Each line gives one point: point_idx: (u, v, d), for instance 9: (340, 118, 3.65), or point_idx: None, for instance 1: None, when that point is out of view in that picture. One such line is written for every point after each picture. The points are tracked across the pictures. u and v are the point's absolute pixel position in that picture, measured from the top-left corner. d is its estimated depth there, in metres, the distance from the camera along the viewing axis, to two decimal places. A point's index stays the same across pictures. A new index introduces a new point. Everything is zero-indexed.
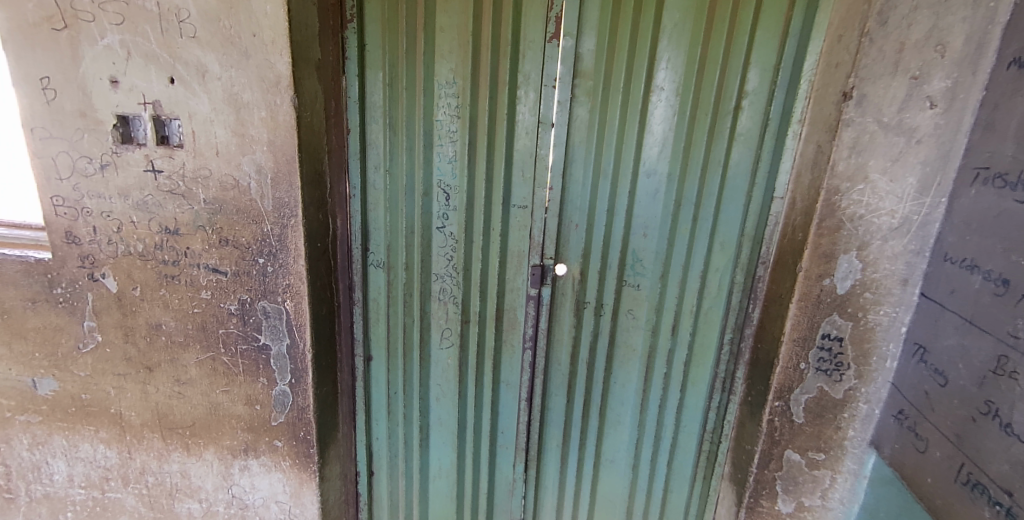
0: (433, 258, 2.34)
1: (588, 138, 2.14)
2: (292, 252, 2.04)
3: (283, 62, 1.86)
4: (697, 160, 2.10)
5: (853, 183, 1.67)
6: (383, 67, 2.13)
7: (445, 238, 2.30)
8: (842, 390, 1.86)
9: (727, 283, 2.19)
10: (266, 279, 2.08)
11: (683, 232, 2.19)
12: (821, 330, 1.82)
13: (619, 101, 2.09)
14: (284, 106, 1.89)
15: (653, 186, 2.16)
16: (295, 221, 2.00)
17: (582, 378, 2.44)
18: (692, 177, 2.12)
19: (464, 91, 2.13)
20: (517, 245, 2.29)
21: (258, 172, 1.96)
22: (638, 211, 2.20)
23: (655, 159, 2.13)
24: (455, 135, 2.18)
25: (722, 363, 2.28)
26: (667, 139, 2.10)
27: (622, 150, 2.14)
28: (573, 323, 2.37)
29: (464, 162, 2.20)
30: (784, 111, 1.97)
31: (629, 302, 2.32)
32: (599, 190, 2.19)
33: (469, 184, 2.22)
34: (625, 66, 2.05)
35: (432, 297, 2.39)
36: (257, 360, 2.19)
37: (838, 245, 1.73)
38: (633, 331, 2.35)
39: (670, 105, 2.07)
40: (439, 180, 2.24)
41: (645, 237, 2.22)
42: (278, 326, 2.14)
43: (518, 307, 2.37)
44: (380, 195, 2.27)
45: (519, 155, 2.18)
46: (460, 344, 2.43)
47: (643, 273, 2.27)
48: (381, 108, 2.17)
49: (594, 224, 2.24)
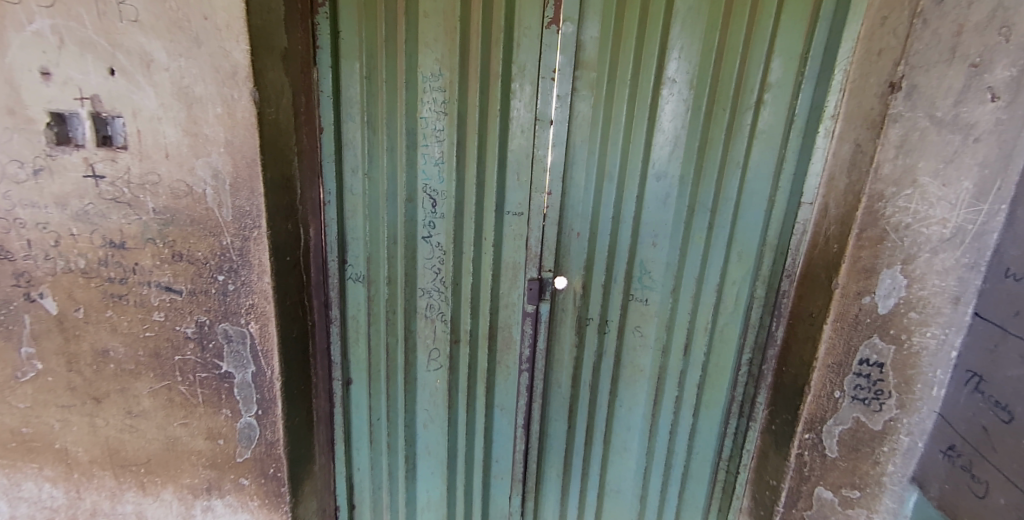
0: (419, 271, 2.11)
1: (591, 138, 1.91)
2: (256, 268, 1.79)
3: (239, 49, 1.60)
4: (713, 162, 1.88)
5: (900, 188, 1.46)
6: (360, 57, 1.89)
7: (432, 249, 2.07)
8: (881, 421, 1.64)
9: (745, 298, 1.97)
10: (227, 299, 1.83)
11: (697, 240, 1.96)
12: (859, 355, 1.60)
13: (625, 96, 1.86)
14: (243, 101, 1.63)
15: (664, 189, 1.93)
16: (259, 233, 1.75)
17: (585, 402, 2.21)
18: (707, 181, 1.90)
19: (451, 85, 1.89)
20: (511, 257, 2.06)
21: (214, 177, 1.69)
22: (646, 217, 1.97)
23: (666, 161, 1.90)
24: (442, 134, 1.94)
25: (739, 386, 2.06)
26: (679, 138, 1.87)
27: (629, 151, 1.92)
28: (575, 341, 2.14)
29: (453, 165, 1.96)
30: (814, 105, 1.74)
31: (636, 319, 2.10)
32: (603, 195, 1.97)
33: (457, 189, 1.99)
34: (634, 54, 1.82)
35: (418, 313, 2.16)
36: (219, 389, 1.94)
37: (880, 258, 1.52)
38: (642, 350, 2.13)
39: (682, 99, 1.84)
40: (425, 185, 2.00)
41: (655, 247, 2.00)
42: (242, 352, 1.88)
43: (513, 324, 2.14)
44: (359, 201, 2.04)
45: (514, 156, 1.95)
46: (449, 366, 2.19)
47: (652, 286, 2.04)
48: (359, 104, 1.93)
49: (598, 232, 2.00)
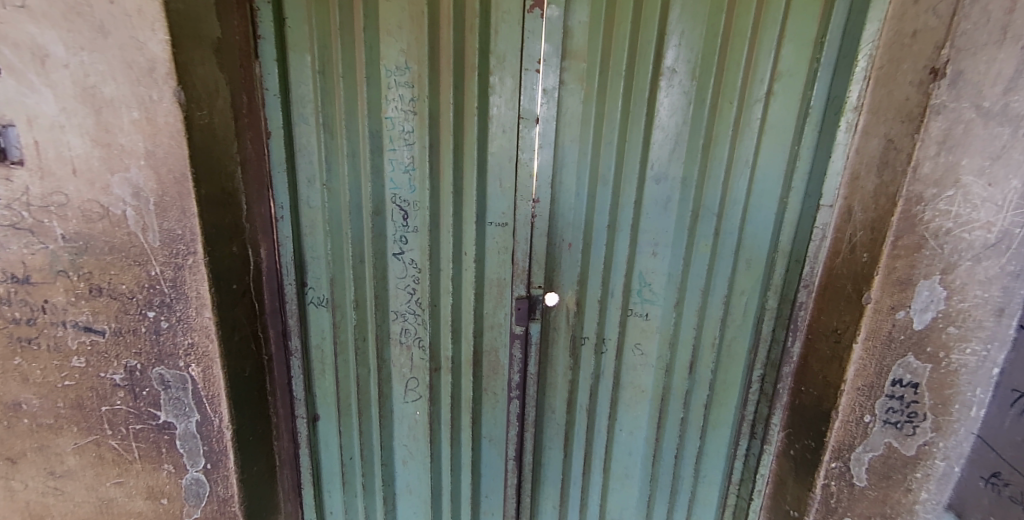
0: (391, 292, 1.86)
1: (582, 138, 1.69)
2: (193, 301, 1.50)
3: (156, 40, 1.30)
4: (719, 161, 1.67)
5: (941, 189, 1.28)
6: (312, 48, 1.61)
7: (405, 267, 1.82)
8: (914, 446, 1.46)
9: (755, 310, 1.78)
10: (161, 339, 1.54)
11: (702, 248, 1.76)
12: (892, 376, 1.42)
13: (620, 89, 1.63)
14: (165, 103, 1.33)
15: (664, 193, 1.72)
16: (195, 261, 1.46)
17: (582, 428, 2.00)
18: (712, 182, 1.69)
19: (420, 80, 1.63)
20: (496, 272, 1.83)
21: (136, 196, 1.40)
22: (645, 224, 1.76)
23: (667, 161, 1.69)
24: (412, 137, 1.68)
25: (750, 404, 1.87)
26: (682, 136, 1.66)
27: (625, 151, 1.69)
28: (569, 364, 1.93)
29: (425, 172, 1.71)
30: (832, 96, 1.55)
31: (636, 335, 1.89)
32: (597, 201, 1.74)
33: (432, 199, 1.74)
34: (629, 41, 1.60)
35: (391, 339, 1.91)
36: (159, 443, 1.65)
37: (917, 269, 1.34)
38: (643, 370, 1.93)
39: (684, 92, 1.62)
40: (393, 194, 1.75)
41: (655, 256, 1.79)
42: (184, 400, 1.60)
43: (500, 347, 1.91)
44: (319, 216, 1.77)
45: (495, 160, 1.70)
46: (430, 397, 1.95)
47: (653, 300, 1.84)
48: (313, 103, 1.66)
49: (592, 243, 1.79)
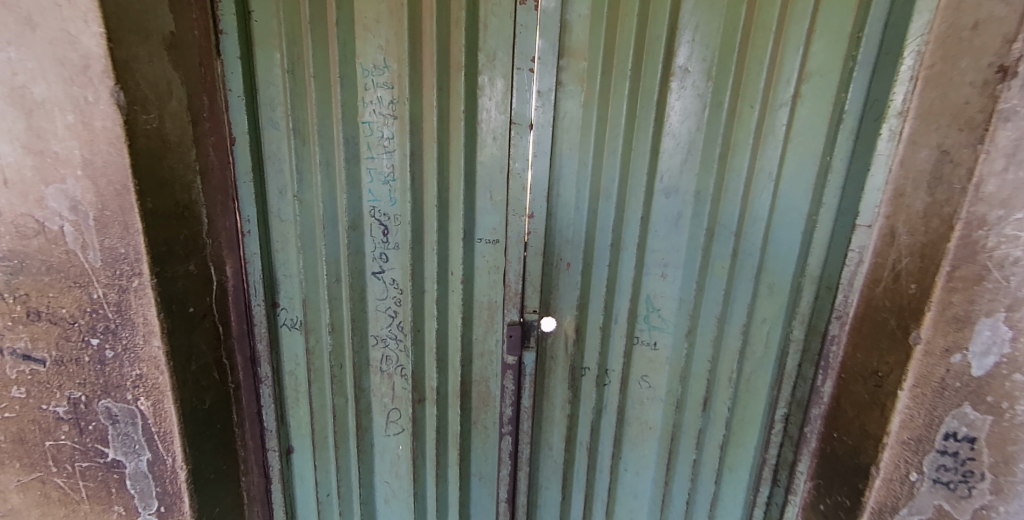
0: (370, 315, 1.68)
1: (581, 146, 1.49)
2: (140, 329, 1.34)
3: (90, 33, 1.14)
4: (739, 173, 1.46)
5: (1010, 210, 1.06)
6: (281, 44, 1.45)
7: (385, 287, 1.64)
8: (971, 510, 1.22)
9: (779, 342, 1.56)
10: (107, 369, 1.38)
11: (718, 271, 1.55)
12: (943, 429, 1.20)
13: (625, 91, 1.44)
14: (101, 105, 1.18)
15: (675, 208, 1.52)
16: (141, 283, 1.30)
17: (582, 467, 1.80)
18: (730, 197, 1.48)
19: (400, 80, 1.46)
20: (486, 294, 1.64)
21: (73, 209, 1.24)
22: (652, 243, 1.57)
23: (678, 173, 1.49)
24: (392, 144, 1.51)
25: (773, 447, 1.65)
26: (695, 144, 1.46)
27: (631, 161, 1.50)
28: (568, 397, 1.73)
29: (406, 183, 1.53)
30: (871, 99, 1.33)
31: (643, 366, 1.70)
32: (599, 216, 1.55)
33: (414, 213, 1.56)
34: (635, 36, 1.41)
35: (371, 366, 1.73)
36: (108, 482, 1.49)
37: (977, 304, 1.12)
38: (650, 404, 1.73)
39: (698, 94, 1.43)
40: (372, 208, 1.57)
41: (664, 279, 1.60)
42: (133, 436, 1.44)
43: (491, 376, 1.72)
44: (291, 230, 1.61)
45: (484, 170, 1.53)
46: (413, 431, 1.76)
47: (663, 327, 1.64)
48: (283, 106, 1.50)
49: (593, 263, 1.59)
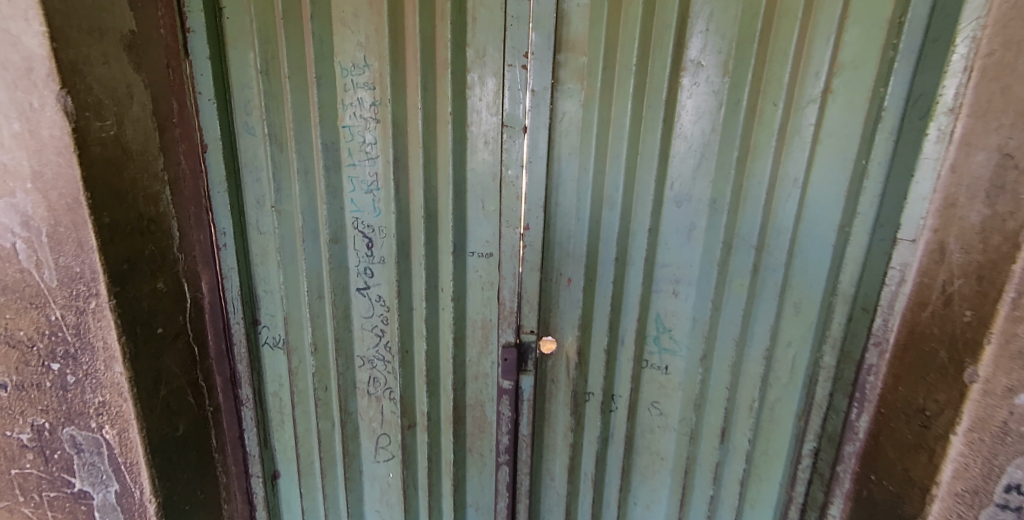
0: (356, 334, 1.56)
1: (582, 150, 1.35)
2: (100, 353, 1.24)
3: (32, 33, 1.05)
4: (761, 179, 1.29)
5: None
6: (254, 43, 1.33)
7: (371, 304, 1.52)
8: None
9: (807, 367, 1.38)
10: (69, 396, 1.29)
11: (736, 289, 1.38)
12: (1008, 481, 1.01)
13: (630, 88, 1.29)
14: (47, 112, 1.08)
15: (687, 218, 1.36)
16: (98, 305, 1.20)
17: (587, 500, 1.65)
18: (750, 206, 1.31)
19: (382, 80, 1.33)
20: (480, 312, 1.51)
21: (25, 225, 1.15)
22: (662, 257, 1.41)
23: (690, 180, 1.33)
24: (375, 150, 1.38)
25: (800, 484, 1.48)
26: (710, 147, 1.30)
27: (638, 166, 1.34)
28: (570, 424, 1.58)
29: (391, 192, 1.40)
30: (915, 93, 1.14)
31: (653, 392, 1.54)
32: (603, 227, 1.40)
33: (400, 224, 1.43)
34: (641, 26, 1.25)
35: (358, 389, 1.61)
36: (76, 513, 1.40)
37: None
38: (662, 434, 1.57)
39: (713, 91, 1.26)
40: (355, 219, 1.45)
41: (676, 297, 1.44)
42: (100, 466, 1.35)
43: (486, 401, 1.58)
44: (271, 243, 1.49)
45: (475, 178, 1.39)
46: (403, 458, 1.64)
47: (675, 349, 1.48)
48: (258, 110, 1.38)
49: (597, 279, 1.44)
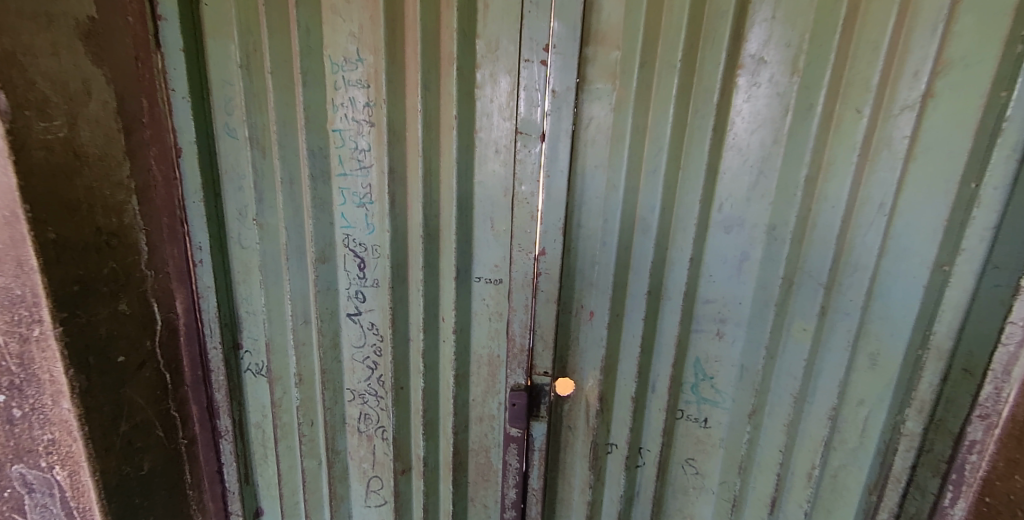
0: (346, 365, 1.37)
1: (611, 162, 1.12)
2: (48, 387, 1.13)
3: None
4: (836, 202, 1.03)
5: None
6: (234, 32, 1.16)
7: (363, 332, 1.33)
8: None
9: (884, 433, 1.13)
10: (18, 431, 1.18)
11: (797, 335, 1.13)
12: None
13: (673, 89, 1.05)
14: None
15: (738, 247, 1.12)
16: (42, 334, 1.09)
17: None
18: (820, 236, 1.06)
19: (377, 77, 1.14)
20: (486, 348, 1.30)
21: None
22: (706, 292, 1.17)
23: (744, 201, 1.09)
24: (369, 157, 1.19)
25: None
26: (770, 162, 1.05)
27: (680, 183, 1.11)
28: (588, 480, 1.35)
29: (385, 206, 1.20)
30: None
31: (688, 447, 1.31)
32: (633, 254, 1.16)
33: (395, 244, 1.23)
34: (689, 11, 1.01)
35: (348, 425, 1.43)
36: None
37: None
38: (697, 497, 1.33)
39: (777, 94, 1.02)
40: (346, 236, 1.26)
41: (719, 340, 1.20)
42: (52, 508, 1.24)
43: (492, 447, 1.37)
44: (253, 259, 1.32)
45: (482, 193, 1.19)
46: (396, 506, 1.44)
47: (717, 401, 1.25)
48: (239, 109, 1.21)
49: (624, 315, 1.21)
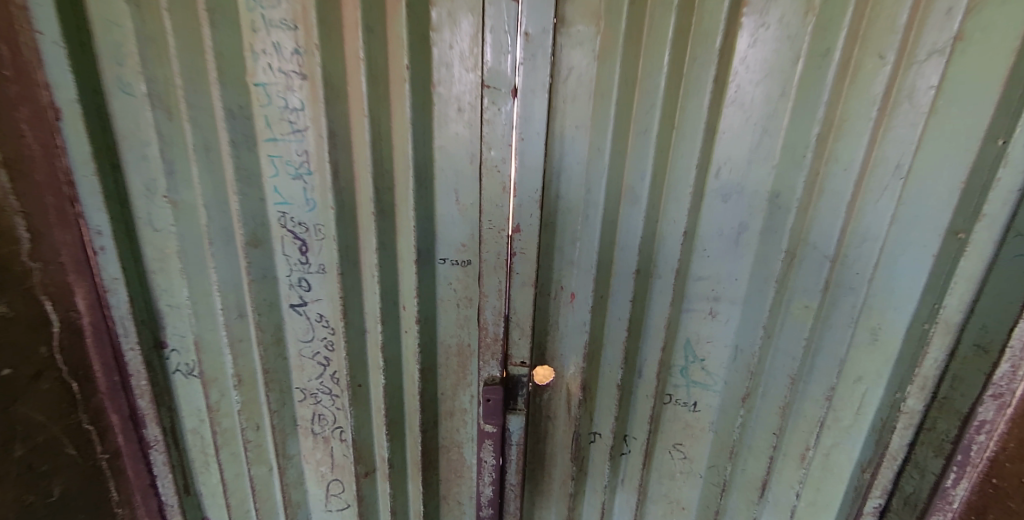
0: (293, 362, 1.19)
1: (595, 123, 0.96)
2: None
3: None
4: (848, 164, 0.91)
5: None
6: None
7: (310, 325, 1.15)
8: None
9: (881, 408, 1.05)
10: None
11: (797, 313, 1.03)
12: None
13: (668, 32, 0.89)
14: None
15: (736, 217, 0.99)
16: None
17: None
18: (827, 204, 0.94)
19: (306, 17, 0.92)
20: (455, 336, 1.15)
21: None
22: (698, 268, 1.05)
23: (744, 165, 0.96)
24: (303, 119, 0.98)
25: None
26: (776, 118, 0.92)
27: (674, 145, 0.96)
28: (570, 472, 1.24)
29: (326, 179, 1.00)
30: None
31: (676, 432, 1.21)
32: (620, 229, 1.02)
33: (341, 224, 1.04)
34: None
35: (299, 428, 1.26)
36: None
37: None
38: (685, 481, 1.24)
39: (786, 37, 0.88)
40: (281, 214, 1.06)
41: (712, 320, 1.09)
42: None
43: (465, 442, 1.24)
44: (170, 244, 1.10)
45: (445, 160, 1.01)
46: (360, 511, 1.30)
47: (708, 384, 1.14)
48: (132, 59, 0.96)
49: (609, 297, 1.08)
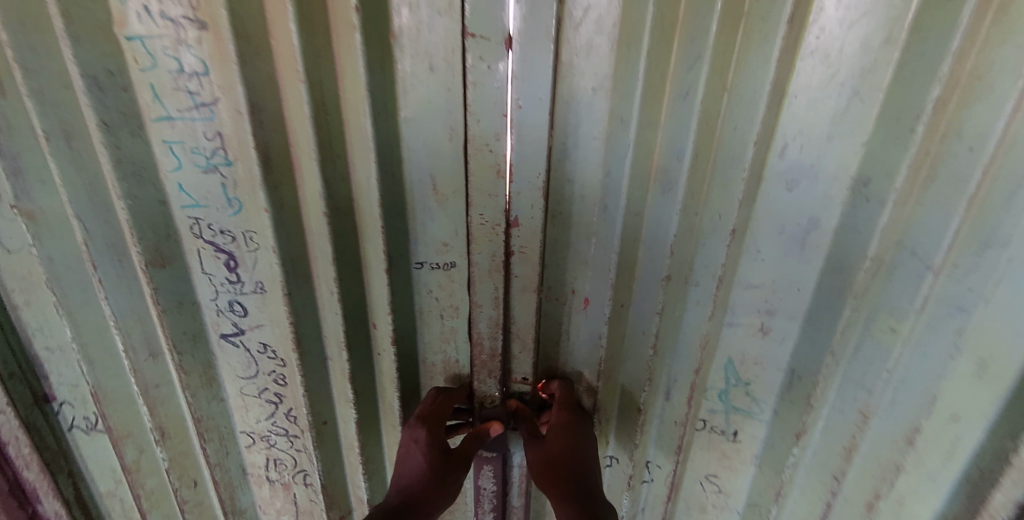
0: (234, 403, 0.94)
1: (617, 82, 0.75)
2: None
3: None
4: (977, 142, 0.56)
5: None
6: None
7: (249, 357, 0.89)
8: None
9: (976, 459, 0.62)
10: None
11: (880, 335, 0.69)
12: None
13: None
14: None
15: (807, 209, 0.71)
16: None
17: None
18: (937, 195, 0.60)
19: None
20: (441, 352, 0.94)
21: None
22: (749, 272, 0.80)
23: (823, 140, 0.67)
24: (208, 87, 0.69)
25: None
26: (875, 74, 0.61)
27: (724, 112, 0.73)
28: None
29: (252, 168, 0.73)
30: None
31: (707, 461, 0.98)
32: (647, 225, 0.84)
33: (281, 229, 0.78)
34: None
35: (251, 477, 1.02)
36: None
37: None
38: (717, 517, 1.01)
39: None
40: (194, 220, 0.78)
41: (762, 337, 0.83)
42: None
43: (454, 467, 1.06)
44: (37, 270, 0.80)
45: (415, 137, 0.77)
46: None
47: (753, 411, 0.89)
48: None
49: (632, 306, 0.92)
